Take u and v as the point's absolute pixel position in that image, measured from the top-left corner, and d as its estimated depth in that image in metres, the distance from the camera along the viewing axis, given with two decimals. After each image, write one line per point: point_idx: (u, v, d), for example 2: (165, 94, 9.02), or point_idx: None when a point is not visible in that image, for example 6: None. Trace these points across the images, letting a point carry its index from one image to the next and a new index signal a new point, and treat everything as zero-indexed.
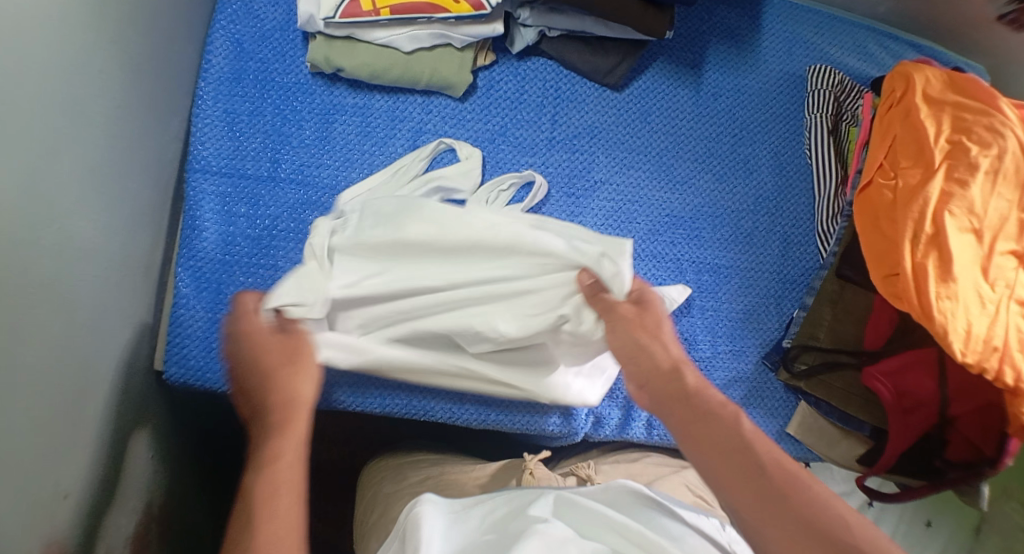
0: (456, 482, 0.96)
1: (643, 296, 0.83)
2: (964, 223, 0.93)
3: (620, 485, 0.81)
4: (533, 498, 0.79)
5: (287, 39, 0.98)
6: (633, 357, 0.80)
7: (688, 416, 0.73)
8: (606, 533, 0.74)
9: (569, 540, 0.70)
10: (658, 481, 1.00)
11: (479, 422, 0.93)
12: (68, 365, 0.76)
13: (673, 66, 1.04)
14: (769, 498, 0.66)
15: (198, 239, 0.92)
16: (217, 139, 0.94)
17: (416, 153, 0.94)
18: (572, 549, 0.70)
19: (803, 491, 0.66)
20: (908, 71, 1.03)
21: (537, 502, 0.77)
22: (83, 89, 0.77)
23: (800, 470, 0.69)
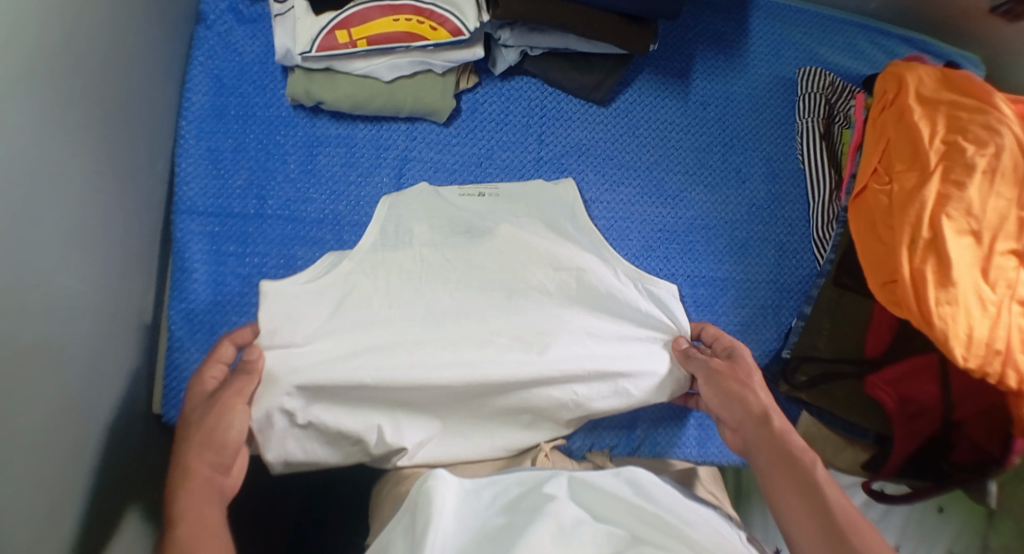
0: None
1: (735, 352, 0.87)
2: (962, 225, 0.91)
3: (632, 471, 0.81)
4: (541, 479, 0.79)
5: (266, 72, 0.98)
6: (726, 403, 0.82)
7: (771, 459, 0.76)
8: (623, 516, 0.74)
9: (581, 521, 0.71)
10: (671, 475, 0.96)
11: None
12: (69, 420, 0.76)
13: (661, 78, 1.04)
14: (838, 545, 0.68)
15: (190, 281, 0.91)
16: (202, 178, 0.93)
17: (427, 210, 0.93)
18: (584, 530, 0.70)
19: (856, 529, 0.68)
20: (899, 72, 1.01)
21: (552, 481, 0.77)
22: (67, 137, 0.76)
23: (851, 506, 0.71)
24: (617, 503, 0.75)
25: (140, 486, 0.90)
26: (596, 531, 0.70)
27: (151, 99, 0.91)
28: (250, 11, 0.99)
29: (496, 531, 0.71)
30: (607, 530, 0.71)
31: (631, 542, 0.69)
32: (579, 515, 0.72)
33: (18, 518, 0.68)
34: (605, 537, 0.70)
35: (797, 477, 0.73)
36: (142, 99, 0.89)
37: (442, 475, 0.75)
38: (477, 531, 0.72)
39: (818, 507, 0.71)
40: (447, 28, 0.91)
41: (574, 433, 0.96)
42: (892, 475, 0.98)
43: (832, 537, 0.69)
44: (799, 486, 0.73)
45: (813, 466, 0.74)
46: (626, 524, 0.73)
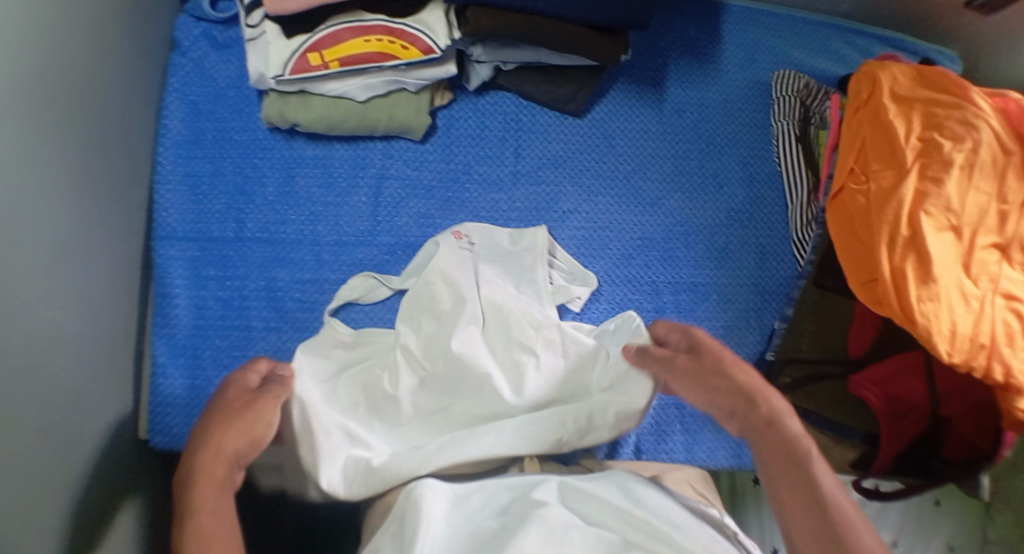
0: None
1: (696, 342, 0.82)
2: (942, 221, 0.91)
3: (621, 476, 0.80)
4: (534, 486, 0.78)
5: (242, 96, 0.98)
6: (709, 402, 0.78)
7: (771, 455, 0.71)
8: (611, 520, 0.74)
9: (571, 524, 0.72)
10: (662, 475, 0.95)
11: None
12: (55, 449, 0.77)
13: (635, 87, 1.04)
14: None
15: (171, 307, 0.91)
16: (182, 204, 0.94)
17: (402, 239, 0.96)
18: (573, 534, 0.70)
19: None
20: (873, 71, 1.01)
21: (541, 487, 0.77)
22: (44, 167, 0.76)
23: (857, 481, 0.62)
24: (604, 504, 0.75)
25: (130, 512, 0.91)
26: (586, 534, 0.71)
27: (128, 126, 0.92)
28: (224, 37, 1.00)
29: (488, 535, 0.72)
30: (597, 533, 0.71)
31: (622, 547, 0.70)
32: (569, 519, 0.72)
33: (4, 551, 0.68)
34: (595, 541, 0.71)
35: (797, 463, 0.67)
36: (119, 127, 0.90)
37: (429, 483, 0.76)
38: (472, 538, 0.73)
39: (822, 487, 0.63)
40: (418, 46, 0.91)
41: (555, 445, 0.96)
42: (882, 473, 0.98)
43: None
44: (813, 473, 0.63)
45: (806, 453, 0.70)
46: (614, 527, 0.73)
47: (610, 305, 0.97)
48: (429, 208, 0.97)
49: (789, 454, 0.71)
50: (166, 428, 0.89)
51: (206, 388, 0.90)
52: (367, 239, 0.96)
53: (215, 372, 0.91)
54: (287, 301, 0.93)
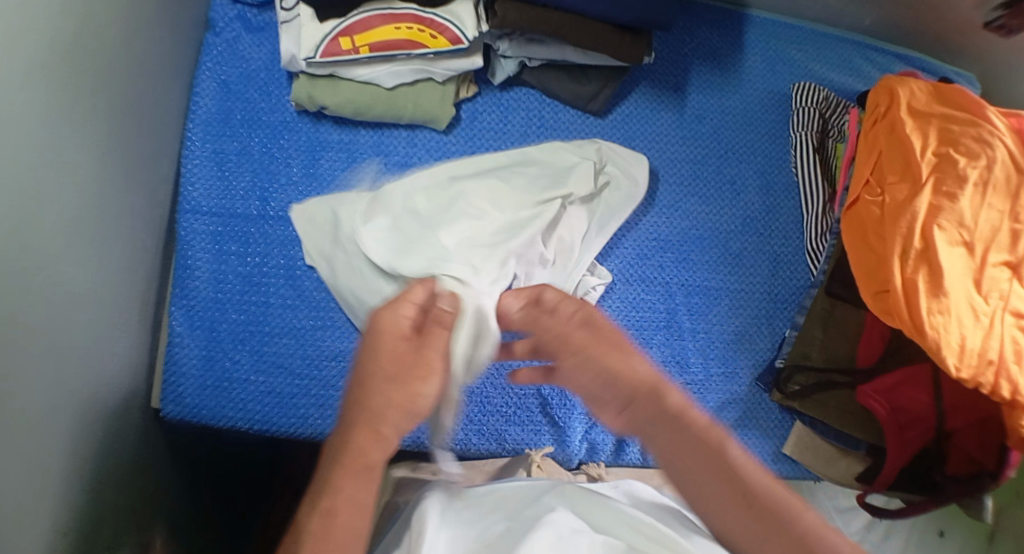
0: (466, 475, 0.93)
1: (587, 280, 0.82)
2: (954, 236, 0.91)
3: (629, 484, 0.85)
4: (541, 488, 0.79)
5: (272, 78, 1.01)
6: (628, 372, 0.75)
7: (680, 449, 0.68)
8: (620, 527, 0.72)
9: (579, 531, 0.70)
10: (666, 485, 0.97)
11: (481, 445, 0.95)
12: (63, 406, 0.78)
13: (657, 90, 1.06)
14: (761, 519, 0.65)
15: (190, 278, 0.93)
16: (207, 179, 0.96)
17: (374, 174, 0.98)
18: (581, 540, 0.69)
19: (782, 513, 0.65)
20: (891, 86, 1.02)
21: (549, 492, 0.77)
22: (73, 129, 0.78)
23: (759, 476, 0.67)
24: (614, 514, 0.74)
25: (133, 482, 0.92)
26: (592, 542, 0.70)
27: (159, 99, 0.94)
28: (258, 20, 1.03)
29: (495, 538, 0.72)
30: (605, 541, 0.70)
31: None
32: (577, 525, 0.71)
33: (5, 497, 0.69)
34: (601, 548, 0.69)
35: (701, 457, 0.67)
36: (151, 100, 0.93)
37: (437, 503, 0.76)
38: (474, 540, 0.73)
39: (738, 494, 0.66)
40: (447, 36, 0.94)
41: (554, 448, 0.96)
42: (886, 489, 0.98)
43: (758, 519, 0.65)
44: (715, 491, 0.66)
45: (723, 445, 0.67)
46: (621, 536, 0.71)
47: (622, 303, 0.98)
48: None
49: (708, 448, 0.67)
50: (179, 397, 0.90)
51: (221, 360, 0.91)
52: None
53: (230, 344, 0.92)
54: (304, 281, 0.95)
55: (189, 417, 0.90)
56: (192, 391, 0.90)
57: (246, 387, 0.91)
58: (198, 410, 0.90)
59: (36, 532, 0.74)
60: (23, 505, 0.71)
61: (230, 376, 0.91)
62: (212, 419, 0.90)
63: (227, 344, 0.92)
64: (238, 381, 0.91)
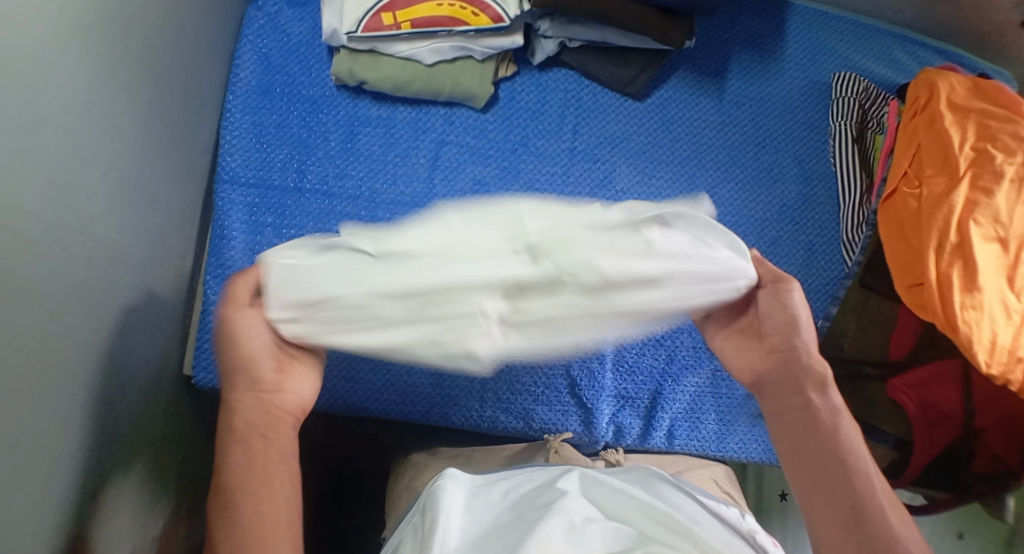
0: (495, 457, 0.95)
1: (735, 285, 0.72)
2: (989, 232, 0.90)
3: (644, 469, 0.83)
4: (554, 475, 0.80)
5: (313, 52, 1.01)
6: None
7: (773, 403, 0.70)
8: (630, 514, 0.73)
9: (591, 519, 0.71)
10: (686, 472, 0.96)
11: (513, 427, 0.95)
12: (97, 366, 0.78)
13: (695, 76, 1.06)
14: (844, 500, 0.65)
15: (226, 248, 0.94)
16: (245, 150, 0.97)
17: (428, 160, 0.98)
18: (594, 527, 0.70)
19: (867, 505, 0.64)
20: (931, 78, 1.02)
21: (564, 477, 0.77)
22: (117, 92, 0.79)
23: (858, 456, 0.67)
24: (629, 504, 0.74)
25: (163, 446, 0.93)
26: (605, 529, 0.69)
27: (202, 71, 0.95)
28: None
29: (509, 526, 0.71)
30: (617, 527, 0.70)
31: (639, 539, 0.68)
32: (588, 514, 0.71)
33: (38, 453, 0.70)
34: (614, 534, 0.69)
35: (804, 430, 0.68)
36: (194, 69, 0.93)
37: (452, 474, 0.79)
38: (487, 527, 0.72)
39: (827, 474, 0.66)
40: (489, 14, 0.94)
41: (582, 430, 0.96)
42: (910, 485, 0.98)
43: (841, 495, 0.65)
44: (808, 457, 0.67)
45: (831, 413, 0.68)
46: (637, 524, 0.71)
47: None
48: (484, 175, 0.99)
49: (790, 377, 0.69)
50: (213, 366, 0.90)
51: None
52: (421, 201, 0.98)
53: None
54: None
55: (226, 387, 0.91)
56: None
57: None
58: None
59: (68, 485, 0.75)
60: (57, 458, 0.72)
61: None
62: None
63: None
64: None
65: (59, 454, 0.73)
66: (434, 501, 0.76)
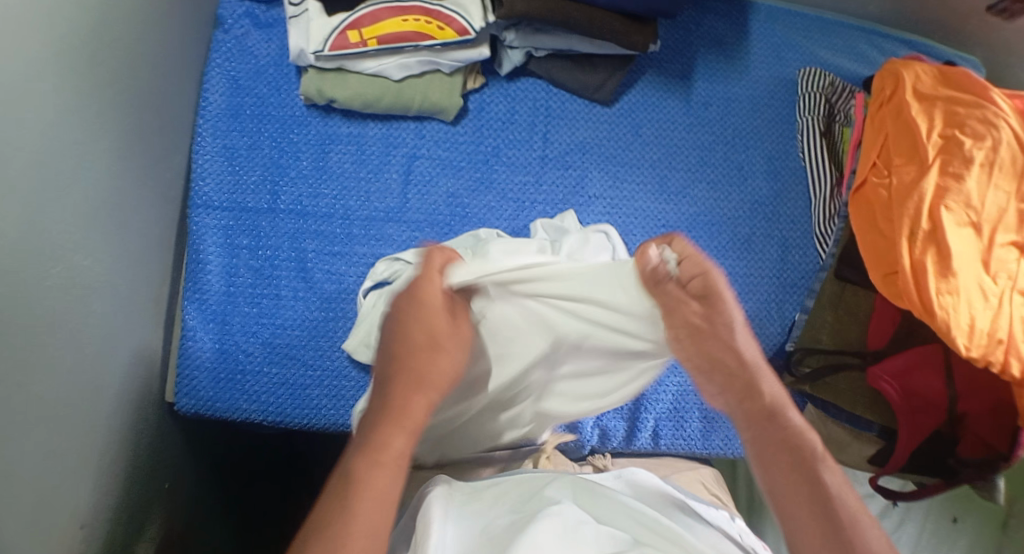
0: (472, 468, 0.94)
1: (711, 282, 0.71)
2: (962, 217, 0.91)
3: (633, 473, 0.83)
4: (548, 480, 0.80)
5: (281, 73, 1.02)
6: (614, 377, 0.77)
7: (751, 430, 0.70)
8: (623, 519, 0.74)
9: (584, 522, 0.71)
10: (674, 474, 0.97)
11: None
12: (78, 398, 0.78)
13: (663, 78, 1.07)
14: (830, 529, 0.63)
15: (203, 272, 0.94)
16: (218, 173, 0.97)
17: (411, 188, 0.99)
18: (586, 531, 0.70)
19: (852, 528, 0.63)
20: (896, 69, 1.03)
21: (553, 484, 0.78)
22: (88, 123, 0.79)
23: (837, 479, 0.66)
24: (618, 507, 0.74)
25: (149, 474, 0.93)
26: (599, 532, 0.70)
27: (172, 97, 0.95)
28: (266, 16, 1.04)
29: (500, 531, 0.72)
30: (611, 532, 0.70)
31: (634, 544, 0.69)
32: (581, 516, 0.71)
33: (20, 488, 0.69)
34: (608, 539, 0.70)
35: (785, 456, 0.67)
36: (163, 96, 0.94)
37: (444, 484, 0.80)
38: (478, 535, 0.73)
39: (817, 500, 0.64)
40: (454, 27, 0.95)
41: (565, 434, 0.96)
42: (898, 472, 0.98)
43: (828, 523, 0.63)
44: (788, 483, 0.66)
45: (806, 440, 0.68)
46: (627, 529, 0.72)
47: None
48: (458, 188, 1.00)
49: (774, 441, 0.68)
50: (195, 391, 0.90)
51: (234, 353, 0.92)
52: (396, 216, 0.98)
53: (242, 337, 0.93)
54: (316, 273, 0.95)
55: (209, 412, 0.91)
56: (207, 384, 0.91)
57: (260, 383, 0.92)
58: (208, 404, 0.90)
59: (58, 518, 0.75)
60: (41, 492, 0.72)
61: (243, 368, 0.92)
62: (227, 412, 0.91)
63: (241, 337, 0.93)
64: (252, 373, 0.91)
65: (43, 489, 0.72)
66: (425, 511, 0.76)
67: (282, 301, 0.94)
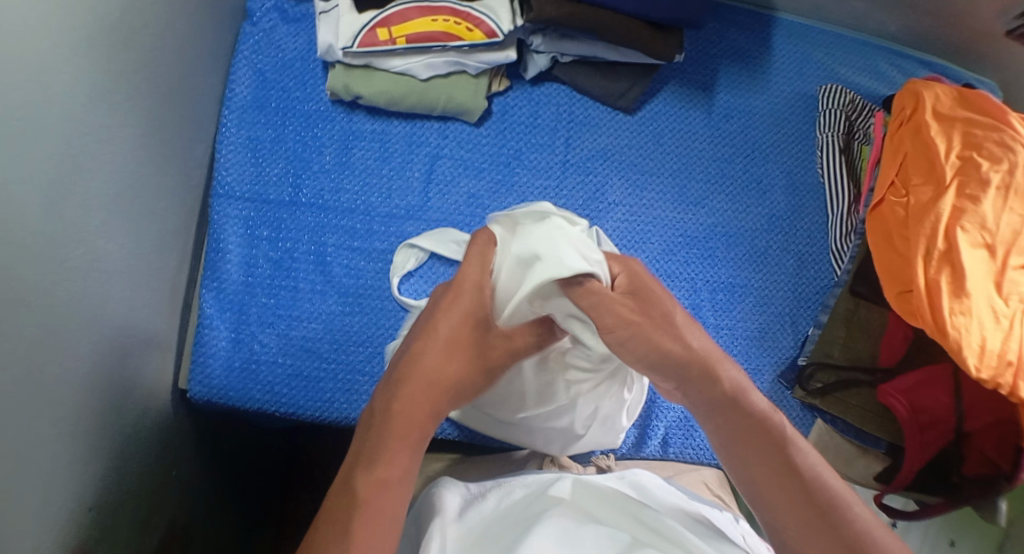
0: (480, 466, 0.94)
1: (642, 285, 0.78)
2: (977, 238, 0.92)
3: (635, 474, 0.84)
4: (547, 482, 0.80)
5: (308, 68, 1.02)
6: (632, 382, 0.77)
7: (728, 422, 0.76)
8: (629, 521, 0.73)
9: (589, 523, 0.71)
10: (678, 476, 0.96)
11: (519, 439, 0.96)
12: (94, 380, 0.79)
13: (685, 89, 1.08)
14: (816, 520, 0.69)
15: (223, 261, 0.94)
16: (241, 164, 0.97)
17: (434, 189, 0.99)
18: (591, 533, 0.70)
19: (832, 510, 0.70)
20: (917, 89, 1.04)
21: (556, 485, 0.79)
22: (113, 107, 0.80)
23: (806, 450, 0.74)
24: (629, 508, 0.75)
25: (159, 461, 0.93)
26: (603, 534, 0.70)
27: (199, 86, 0.96)
28: (295, 11, 1.04)
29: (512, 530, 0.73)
30: (613, 534, 0.70)
31: (632, 544, 0.71)
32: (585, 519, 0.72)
33: (34, 466, 0.70)
34: (607, 539, 0.71)
35: (765, 454, 0.73)
36: (189, 85, 0.94)
37: (446, 481, 0.80)
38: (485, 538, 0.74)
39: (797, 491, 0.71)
40: (483, 29, 0.96)
41: None
42: (902, 490, 0.99)
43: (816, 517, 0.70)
44: (766, 474, 0.73)
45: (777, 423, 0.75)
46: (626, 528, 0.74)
47: None
48: (478, 189, 1.00)
49: (768, 436, 0.74)
50: (211, 379, 0.91)
51: (250, 343, 0.92)
52: (416, 214, 0.99)
53: (259, 327, 0.93)
54: (335, 268, 0.96)
55: (223, 400, 0.91)
56: (223, 374, 0.91)
57: (274, 375, 0.92)
58: (222, 393, 0.91)
59: (67, 500, 0.75)
60: (53, 472, 0.72)
61: (258, 359, 0.92)
62: (241, 401, 0.91)
63: (257, 328, 0.93)
64: (266, 364, 0.92)
65: (54, 469, 0.73)
66: (433, 507, 0.77)
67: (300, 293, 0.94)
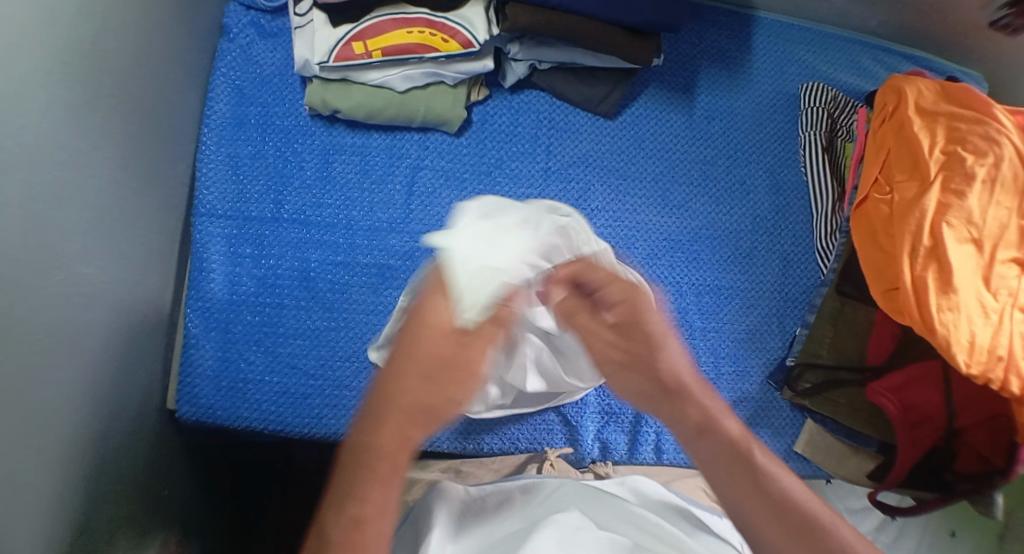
0: (474, 474, 0.95)
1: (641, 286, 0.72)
2: (963, 233, 0.91)
3: (635, 481, 0.84)
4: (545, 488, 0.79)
5: (286, 83, 1.02)
6: None
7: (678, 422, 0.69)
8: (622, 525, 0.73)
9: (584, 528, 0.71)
10: (675, 481, 0.97)
11: (514, 448, 0.96)
12: (79, 406, 0.78)
13: (666, 91, 1.08)
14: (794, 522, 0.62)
15: (206, 281, 0.94)
16: (222, 182, 0.97)
17: (417, 201, 0.99)
18: (585, 537, 0.70)
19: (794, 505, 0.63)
20: (899, 84, 1.03)
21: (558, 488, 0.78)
22: (89, 129, 0.79)
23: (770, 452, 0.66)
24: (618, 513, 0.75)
25: (148, 481, 0.93)
26: (598, 539, 0.70)
27: (177, 105, 0.96)
28: (271, 26, 1.04)
29: (502, 539, 0.72)
30: (609, 538, 0.70)
31: (633, 548, 0.69)
32: (581, 523, 0.71)
33: (21, 495, 0.70)
34: (608, 544, 0.69)
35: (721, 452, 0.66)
36: (168, 105, 0.94)
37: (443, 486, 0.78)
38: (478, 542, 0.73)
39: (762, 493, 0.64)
40: (458, 39, 0.96)
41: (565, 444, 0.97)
42: (896, 487, 0.98)
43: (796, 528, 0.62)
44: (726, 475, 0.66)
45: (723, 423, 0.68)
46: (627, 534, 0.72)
47: None
48: (461, 200, 1.00)
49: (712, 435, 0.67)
50: (198, 400, 0.91)
51: (235, 362, 0.92)
52: (398, 227, 0.98)
53: (245, 346, 0.93)
54: (319, 284, 0.96)
55: (212, 420, 0.91)
56: (210, 394, 0.91)
57: (261, 394, 0.92)
58: (211, 411, 0.91)
59: (57, 526, 0.75)
60: (40, 499, 0.72)
61: (244, 378, 0.92)
62: (228, 420, 0.91)
63: (243, 346, 0.93)
64: (252, 382, 0.92)
65: (40, 498, 0.72)
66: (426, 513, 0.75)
67: (284, 311, 0.94)
